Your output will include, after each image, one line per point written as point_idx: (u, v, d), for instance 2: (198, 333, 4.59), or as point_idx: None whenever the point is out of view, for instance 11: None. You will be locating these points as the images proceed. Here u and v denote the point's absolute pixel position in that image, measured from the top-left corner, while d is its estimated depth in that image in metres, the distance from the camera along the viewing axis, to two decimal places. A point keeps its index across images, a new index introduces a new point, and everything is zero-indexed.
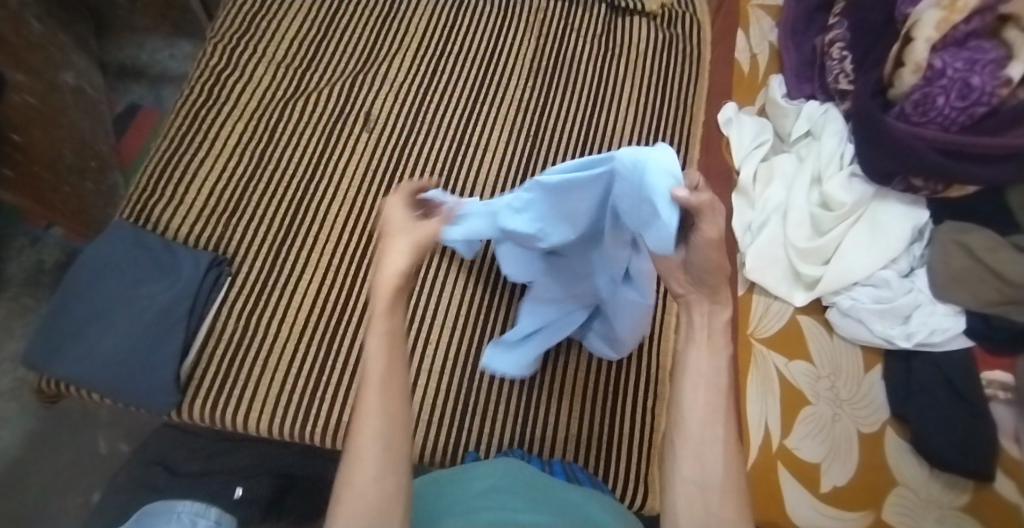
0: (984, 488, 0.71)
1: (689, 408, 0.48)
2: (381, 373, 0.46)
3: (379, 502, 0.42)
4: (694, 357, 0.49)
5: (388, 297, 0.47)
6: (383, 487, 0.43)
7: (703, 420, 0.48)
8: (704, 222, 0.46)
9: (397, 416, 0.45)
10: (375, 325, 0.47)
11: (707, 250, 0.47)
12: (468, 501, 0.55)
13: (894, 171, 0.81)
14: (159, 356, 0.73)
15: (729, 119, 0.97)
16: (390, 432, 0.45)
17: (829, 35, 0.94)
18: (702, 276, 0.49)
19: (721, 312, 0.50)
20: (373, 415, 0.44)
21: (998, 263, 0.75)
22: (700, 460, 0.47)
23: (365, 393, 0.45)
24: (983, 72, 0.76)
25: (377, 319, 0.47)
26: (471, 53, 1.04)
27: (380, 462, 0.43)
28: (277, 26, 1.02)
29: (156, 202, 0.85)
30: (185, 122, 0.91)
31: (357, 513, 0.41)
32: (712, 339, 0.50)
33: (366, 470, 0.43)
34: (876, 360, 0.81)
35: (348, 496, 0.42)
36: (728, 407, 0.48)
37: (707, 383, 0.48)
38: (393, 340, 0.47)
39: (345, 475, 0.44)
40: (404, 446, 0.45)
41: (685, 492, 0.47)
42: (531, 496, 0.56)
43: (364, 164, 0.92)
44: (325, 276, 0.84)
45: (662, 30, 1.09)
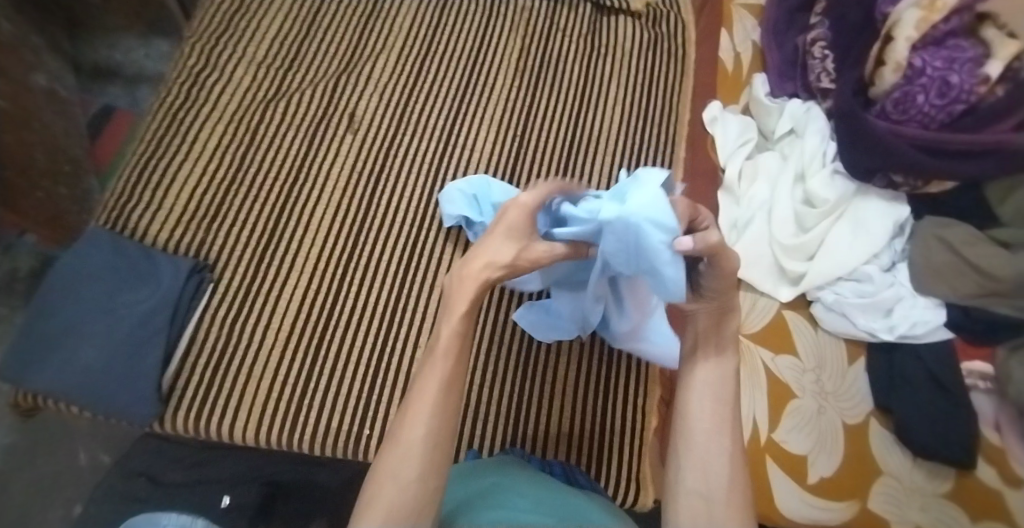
0: (966, 476, 0.73)
1: (694, 419, 0.50)
2: (443, 371, 0.49)
3: (417, 494, 0.45)
4: (701, 371, 0.52)
5: (468, 301, 0.49)
6: (420, 481, 0.45)
7: (708, 432, 0.50)
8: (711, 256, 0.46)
9: (447, 416, 0.48)
10: (450, 324, 0.50)
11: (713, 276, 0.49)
12: (479, 498, 0.57)
13: (875, 168, 0.82)
14: (140, 367, 0.71)
15: (715, 117, 0.99)
16: (438, 428, 0.47)
17: (811, 33, 0.95)
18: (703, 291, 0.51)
19: (728, 328, 0.52)
20: (426, 410, 0.47)
21: (976, 257, 0.77)
22: (704, 471, 0.49)
23: (425, 386, 0.48)
24: (962, 70, 0.78)
25: (452, 318, 0.50)
26: (456, 53, 1.03)
27: (420, 457, 0.46)
28: (257, 26, 1.00)
29: (133, 207, 0.83)
30: (162, 125, 0.89)
31: (390, 501, 0.44)
32: (719, 348, 0.52)
33: (410, 462, 0.46)
34: (859, 353, 0.82)
35: (384, 481, 0.45)
36: (733, 421, 0.50)
37: (714, 390, 0.51)
38: (461, 341, 0.50)
39: (385, 459, 0.47)
40: (446, 443, 0.48)
41: (688, 502, 0.49)
42: (541, 498, 0.58)
43: (349, 166, 0.91)
44: (311, 280, 0.83)
45: (647, 29, 1.10)
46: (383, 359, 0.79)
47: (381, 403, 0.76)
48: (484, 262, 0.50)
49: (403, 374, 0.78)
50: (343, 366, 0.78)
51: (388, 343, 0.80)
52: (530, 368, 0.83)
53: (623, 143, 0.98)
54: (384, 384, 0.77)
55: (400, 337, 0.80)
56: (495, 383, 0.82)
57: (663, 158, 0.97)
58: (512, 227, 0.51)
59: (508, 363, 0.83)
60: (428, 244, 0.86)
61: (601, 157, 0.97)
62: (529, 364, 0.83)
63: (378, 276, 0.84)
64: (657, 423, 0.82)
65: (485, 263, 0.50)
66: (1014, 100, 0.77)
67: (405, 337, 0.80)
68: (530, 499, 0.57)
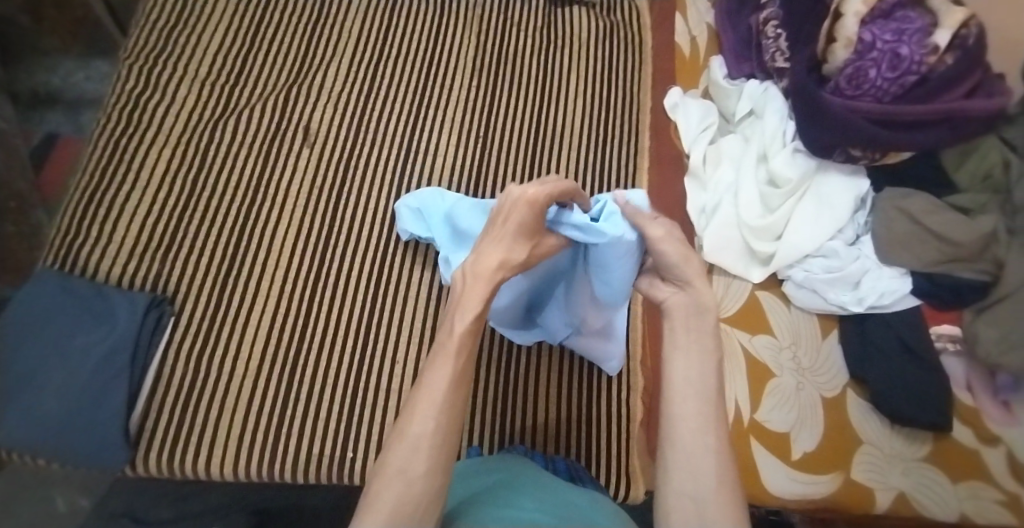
0: (944, 438, 0.75)
1: (678, 417, 0.46)
2: (454, 366, 0.45)
3: (424, 493, 0.41)
4: (681, 364, 0.48)
5: (481, 297, 0.48)
6: (428, 477, 0.41)
7: (694, 431, 0.45)
8: (654, 228, 0.55)
9: (457, 414, 0.44)
10: (465, 314, 0.47)
11: (672, 245, 0.54)
12: (479, 497, 0.55)
13: (834, 144, 0.83)
14: (104, 410, 0.68)
15: (676, 104, 0.99)
16: (446, 427, 0.43)
17: (762, 14, 0.95)
18: (674, 273, 0.53)
19: (706, 316, 0.50)
20: (437, 404, 0.43)
21: (939, 225, 0.78)
22: (694, 472, 0.44)
23: (434, 380, 0.44)
24: (911, 42, 0.79)
25: (466, 311, 0.47)
26: (409, 56, 1.01)
27: (427, 454, 0.41)
28: (196, 42, 0.96)
29: (82, 244, 0.79)
30: (105, 154, 0.85)
31: (395, 499, 0.40)
32: (699, 339, 0.49)
33: (418, 457, 0.41)
34: (832, 325, 0.83)
35: (389, 476, 0.41)
36: (719, 417, 0.46)
37: (695, 384, 0.47)
38: (474, 337, 0.47)
39: (389, 455, 0.42)
40: (453, 442, 0.43)
41: (678, 506, 0.44)
42: (538, 496, 0.56)
43: (307, 182, 0.89)
44: (280, 303, 0.81)
45: (603, 18, 1.09)
46: (362, 377, 0.77)
47: (363, 423, 0.75)
48: (497, 262, 0.50)
49: (384, 391, 0.77)
50: (320, 389, 0.76)
51: (366, 361, 0.78)
52: (513, 371, 0.82)
53: (587, 136, 0.97)
54: (365, 403, 0.76)
55: (377, 353, 0.79)
56: (479, 389, 0.81)
57: (627, 148, 0.97)
58: (525, 225, 0.52)
59: (491, 368, 0.82)
60: (397, 255, 0.85)
61: (567, 152, 0.96)
62: (512, 367, 0.82)
63: (349, 292, 0.82)
64: (643, 413, 0.81)
65: (501, 260, 0.50)
66: (960, 70, 0.78)
67: (383, 352, 0.79)
68: (536, 498, 0.55)
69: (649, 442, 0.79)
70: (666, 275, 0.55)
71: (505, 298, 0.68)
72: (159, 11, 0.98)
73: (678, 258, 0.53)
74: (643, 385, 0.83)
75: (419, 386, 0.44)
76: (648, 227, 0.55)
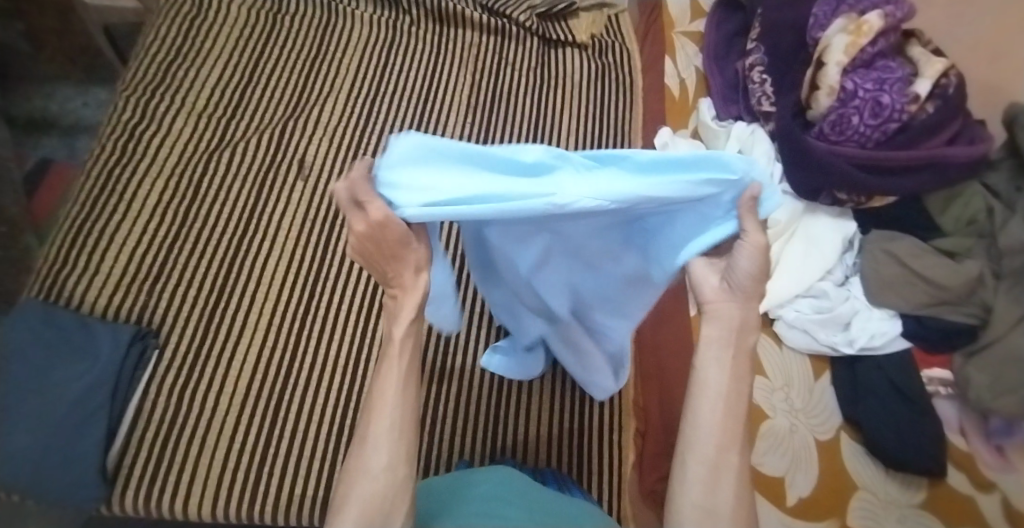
0: (939, 484, 0.74)
1: (704, 431, 0.45)
2: (400, 370, 0.46)
3: (390, 483, 0.44)
4: (713, 378, 0.46)
5: (415, 304, 0.45)
6: (392, 473, 0.44)
7: (719, 447, 0.45)
8: (750, 226, 0.41)
9: (409, 409, 0.46)
10: (401, 320, 0.46)
11: (752, 256, 0.43)
12: (461, 507, 0.53)
13: (820, 187, 0.84)
14: (83, 446, 0.66)
15: (665, 143, 0.97)
16: (401, 422, 0.45)
17: (748, 59, 0.98)
18: (741, 286, 0.45)
19: (748, 333, 0.47)
20: (390, 408, 0.45)
21: (923, 267, 0.79)
22: (713, 485, 0.45)
23: (383, 387, 0.46)
24: (892, 91, 0.81)
25: (400, 321, 0.46)
26: (406, 94, 1.03)
27: (389, 449, 0.45)
28: (195, 76, 0.97)
29: (69, 274, 0.78)
30: (98, 184, 0.85)
31: (364, 495, 0.43)
32: (737, 357, 0.46)
33: (379, 453, 0.45)
34: (824, 367, 0.83)
35: (357, 474, 0.44)
36: (744, 435, 0.46)
37: (728, 403, 0.46)
38: (414, 340, 0.47)
39: (356, 458, 0.45)
40: (412, 439, 0.46)
41: (693, 515, 0.45)
42: (521, 504, 0.54)
43: (299, 215, 0.89)
44: (267, 336, 0.80)
45: (594, 60, 1.12)
46: (350, 413, 0.76)
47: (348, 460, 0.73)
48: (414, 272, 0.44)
49: None
50: (306, 426, 0.75)
51: (353, 396, 0.77)
52: (502, 409, 0.80)
53: None
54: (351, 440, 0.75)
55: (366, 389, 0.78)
56: (466, 428, 0.79)
57: None
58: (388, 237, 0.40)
59: (480, 407, 0.80)
60: None
61: None
62: (501, 405, 0.80)
63: (337, 325, 0.82)
64: (635, 453, 0.80)
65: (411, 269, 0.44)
66: (943, 116, 0.82)
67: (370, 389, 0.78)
68: (520, 505, 0.54)
69: (641, 485, 0.77)
70: (727, 283, 0.46)
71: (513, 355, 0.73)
72: (159, 43, 0.99)
73: (753, 272, 0.44)
74: (635, 427, 0.81)
75: (371, 394, 0.46)
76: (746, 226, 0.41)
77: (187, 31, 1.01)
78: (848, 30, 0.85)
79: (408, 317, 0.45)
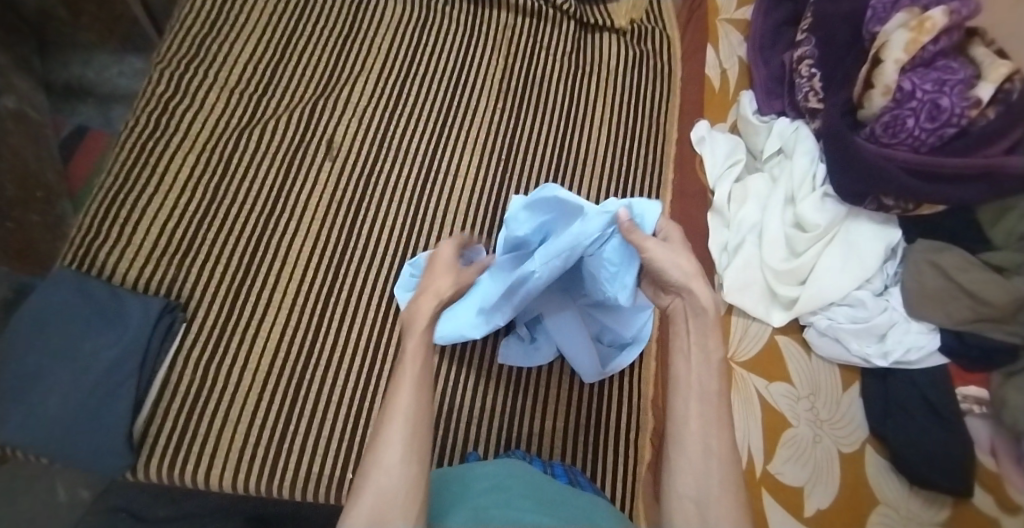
0: (963, 503, 0.71)
1: (680, 419, 0.48)
2: (416, 369, 0.50)
3: (404, 478, 0.43)
4: (683, 367, 0.50)
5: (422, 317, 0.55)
6: (406, 472, 0.43)
7: (698, 432, 0.47)
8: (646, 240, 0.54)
9: (422, 410, 0.47)
10: (415, 330, 0.54)
11: (663, 252, 0.54)
12: (472, 500, 0.53)
13: (865, 192, 0.81)
14: (110, 414, 0.68)
15: (702, 138, 0.97)
16: (415, 422, 0.46)
17: (798, 51, 0.93)
18: (669, 279, 0.54)
19: (705, 317, 0.51)
20: (405, 404, 0.47)
21: (969, 282, 0.75)
22: (697, 474, 0.45)
23: (399, 386, 0.48)
24: (953, 93, 0.77)
25: (414, 333, 0.53)
26: (437, 75, 1.01)
27: (403, 445, 0.45)
28: (229, 50, 0.96)
29: (100, 245, 0.80)
30: (132, 155, 0.85)
31: (375, 492, 0.42)
32: (700, 345, 0.50)
33: (393, 447, 0.45)
34: (854, 377, 0.80)
35: (372, 470, 0.44)
36: (721, 417, 0.47)
37: (698, 391, 0.48)
38: (427, 347, 0.52)
39: (371, 454, 0.45)
40: (426, 437, 0.46)
41: (681, 505, 0.46)
42: (533, 495, 0.54)
43: (326, 195, 0.88)
44: (289, 316, 0.80)
45: (633, 47, 1.08)
46: (367, 396, 0.76)
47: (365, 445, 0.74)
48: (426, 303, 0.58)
49: None
50: (325, 407, 0.75)
51: (372, 381, 0.77)
52: (520, 401, 0.80)
53: (611, 165, 0.96)
54: (368, 424, 0.75)
55: (385, 372, 0.78)
56: (482, 420, 0.78)
57: (650, 182, 0.95)
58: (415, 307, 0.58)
59: (497, 399, 0.79)
60: None
61: (589, 181, 0.94)
62: (519, 398, 0.80)
63: (359, 309, 0.82)
64: (651, 454, 0.79)
65: (421, 305, 0.57)
66: (1006, 123, 0.77)
67: (389, 376, 0.78)
68: (533, 498, 0.53)
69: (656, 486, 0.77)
70: (660, 280, 0.56)
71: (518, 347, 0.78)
72: (194, 16, 0.98)
73: (668, 262, 0.54)
74: (652, 425, 0.81)
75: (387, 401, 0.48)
76: (642, 241, 0.55)
77: (222, 4, 1.00)
78: (908, 25, 0.79)
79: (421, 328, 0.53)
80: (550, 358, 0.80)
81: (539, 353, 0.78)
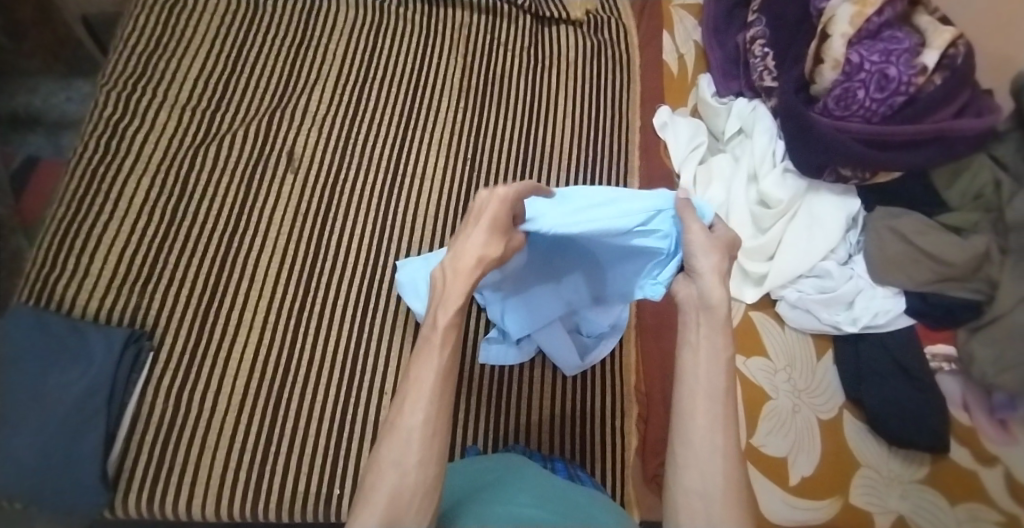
0: (942, 459, 0.73)
1: (686, 414, 0.46)
2: (439, 360, 0.46)
3: (420, 481, 0.42)
4: (689, 361, 0.48)
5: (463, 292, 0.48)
6: (423, 471, 0.42)
7: (704, 429, 0.45)
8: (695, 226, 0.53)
9: (443, 405, 0.45)
10: (449, 301, 0.47)
11: (700, 236, 0.52)
12: (476, 494, 0.54)
13: (823, 164, 0.82)
14: (81, 453, 0.66)
15: (665, 123, 0.97)
16: (435, 418, 0.44)
17: (749, 32, 0.95)
18: (692, 266, 0.52)
19: (716, 313, 0.49)
20: (426, 399, 0.45)
21: (927, 243, 0.78)
22: (702, 470, 0.44)
23: (421, 376, 0.46)
24: (899, 62, 0.79)
25: (447, 308, 0.47)
26: (395, 78, 1.00)
27: (420, 445, 0.43)
28: (177, 67, 0.94)
29: (57, 278, 0.77)
30: (82, 183, 0.83)
31: (389, 490, 0.41)
32: (710, 339, 0.48)
33: (411, 446, 0.43)
34: (827, 346, 0.82)
35: (384, 469, 0.43)
36: (727, 415, 0.46)
37: (705, 387, 0.47)
38: (460, 332, 0.47)
39: (384, 450, 0.44)
40: (444, 436, 0.44)
41: (686, 501, 0.45)
42: (536, 493, 0.54)
43: (291, 209, 0.87)
44: (264, 333, 0.79)
45: (589, 37, 1.08)
46: (350, 409, 0.76)
47: (350, 459, 0.73)
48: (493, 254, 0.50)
49: (371, 426, 0.75)
50: (306, 424, 0.74)
51: (353, 394, 0.77)
52: (505, 400, 0.79)
53: (576, 156, 0.96)
54: (352, 437, 0.74)
55: (366, 383, 0.77)
56: (466, 422, 0.78)
57: (616, 170, 0.95)
58: (477, 250, 0.49)
59: (480, 400, 0.79)
60: (386, 282, 0.84)
61: (555, 174, 0.94)
62: (502, 397, 0.80)
63: (334, 321, 0.80)
64: (638, 441, 0.79)
65: (475, 258, 0.49)
66: (950, 87, 0.79)
67: (370, 386, 0.77)
68: (530, 493, 0.54)
69: (645, 470, 0.77)
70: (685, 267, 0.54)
71: (498, 349, 0.78)
72: (137, 34, 0.95)
73: (698, 248, 0.52)
74: (637, 413, 0.81)
75: (406, 385, 0.46)
76: (688, 220, 0.53)
77: (165, 19, 0.97)
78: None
79: (456, 302, 0.47)
80: (530, 356, 0.81)
81: (519, 353, 0.78)
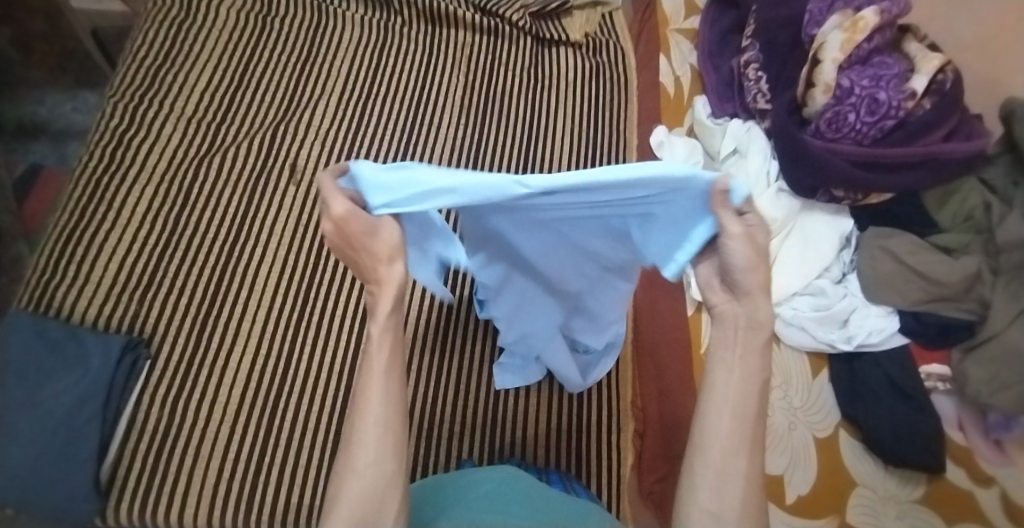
0: (938, 479, 0.73)
1: (711, 433, 0.47)
2: (383, 364, 0.46)
3: (381, 479, 0.44)
4: (722, 379, 0.48)
5: (392, 291, 0.45)
6: (383, 469, 0.44)
7: (727, 449, 0.46)
8: (725, 218, 0.43)
9: (394, 404, 0.46)
10: (379, 312, 0.46)
11: (743, 245, 0.43)
12: (466, 505, 0.54)
13: (816, 185, 0.84)
14: (74, 460, 0.65)
15: (661, 142, 0.98)
16: (389, 418, 0.46)
17: (743, 57, 0.98)
18: (735, 279, 0.46)
19: (757, 331, 0.47)
20: (375, 404, 0.45)
21: (919, 263, 0.79)
22: (719, 490, 0.46)
23: (368, 381, 0.46)
24: (889, 87, 0.81)
25: (377, 315, 0.46)
26: (397, 95, 1.02)
27: (377, 447, 0.45)
28: (184, 81, 0.96)
29: (57, 286, 0.77)
30: (86, 191, 0.84)
31: (355, 496, 0.43)
32: (744, 360, 0.48)
33: (369, 450, 0.44)
34: (822, 364, 0.82)
35: (349, 473, 0.44)
36: (751, 438, 0.47)
37: (733, 408, 0.47)
38: (395, 327, 0.47)
39: (346, 458, 0.45)
40: (399, 431, 0.46)
41: (699, 518, 0.46)
42: (528, 502, 0.54)
43: (292, 221, 0.88)
44: (261, 344, 0.79)
45: (588, 58, 1.11)
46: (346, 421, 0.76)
47: None
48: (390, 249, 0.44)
49: None
50: (301, 436, 0.74)
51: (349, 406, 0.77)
52: (501, 413, 0.79)
53: None
54: None
55: None
56: (463, 434, 0.78)
57: None
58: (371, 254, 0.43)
59: (477, 413, 0.79)
60: None
61: None
62: (499, 412, 0.80)
63: (333, 334, 0.81)
64: (634, 458, 0.79)
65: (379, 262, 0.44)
66: (938, 113, 0.82)
67: None
68: (524, 503, 0.54)
69: (641, 485, 0.77)
70: (724, 275, 0.47)
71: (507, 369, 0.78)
72: (146, 47, 0.97)
73: (742, 264, 0.44)
74: (634, 429, 0.81)
75: (355, 393, 0.46)
76: (723, 222, 0.43)
77: (175, 34, 0.99)
78: (842, 26, 0.84)
79: (386, 310, 0.45)
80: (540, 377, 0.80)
81: (525, 373, 0.78)
